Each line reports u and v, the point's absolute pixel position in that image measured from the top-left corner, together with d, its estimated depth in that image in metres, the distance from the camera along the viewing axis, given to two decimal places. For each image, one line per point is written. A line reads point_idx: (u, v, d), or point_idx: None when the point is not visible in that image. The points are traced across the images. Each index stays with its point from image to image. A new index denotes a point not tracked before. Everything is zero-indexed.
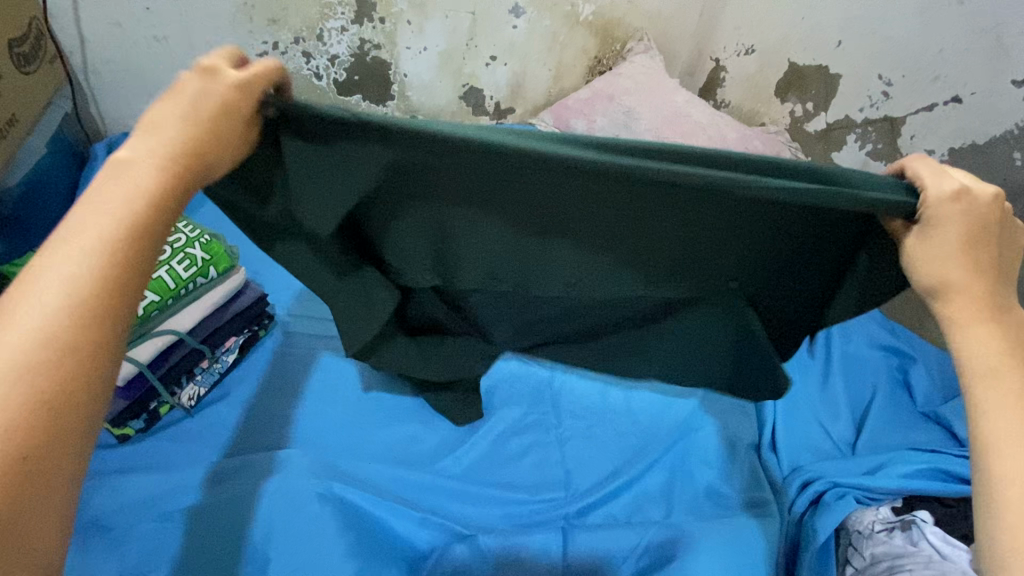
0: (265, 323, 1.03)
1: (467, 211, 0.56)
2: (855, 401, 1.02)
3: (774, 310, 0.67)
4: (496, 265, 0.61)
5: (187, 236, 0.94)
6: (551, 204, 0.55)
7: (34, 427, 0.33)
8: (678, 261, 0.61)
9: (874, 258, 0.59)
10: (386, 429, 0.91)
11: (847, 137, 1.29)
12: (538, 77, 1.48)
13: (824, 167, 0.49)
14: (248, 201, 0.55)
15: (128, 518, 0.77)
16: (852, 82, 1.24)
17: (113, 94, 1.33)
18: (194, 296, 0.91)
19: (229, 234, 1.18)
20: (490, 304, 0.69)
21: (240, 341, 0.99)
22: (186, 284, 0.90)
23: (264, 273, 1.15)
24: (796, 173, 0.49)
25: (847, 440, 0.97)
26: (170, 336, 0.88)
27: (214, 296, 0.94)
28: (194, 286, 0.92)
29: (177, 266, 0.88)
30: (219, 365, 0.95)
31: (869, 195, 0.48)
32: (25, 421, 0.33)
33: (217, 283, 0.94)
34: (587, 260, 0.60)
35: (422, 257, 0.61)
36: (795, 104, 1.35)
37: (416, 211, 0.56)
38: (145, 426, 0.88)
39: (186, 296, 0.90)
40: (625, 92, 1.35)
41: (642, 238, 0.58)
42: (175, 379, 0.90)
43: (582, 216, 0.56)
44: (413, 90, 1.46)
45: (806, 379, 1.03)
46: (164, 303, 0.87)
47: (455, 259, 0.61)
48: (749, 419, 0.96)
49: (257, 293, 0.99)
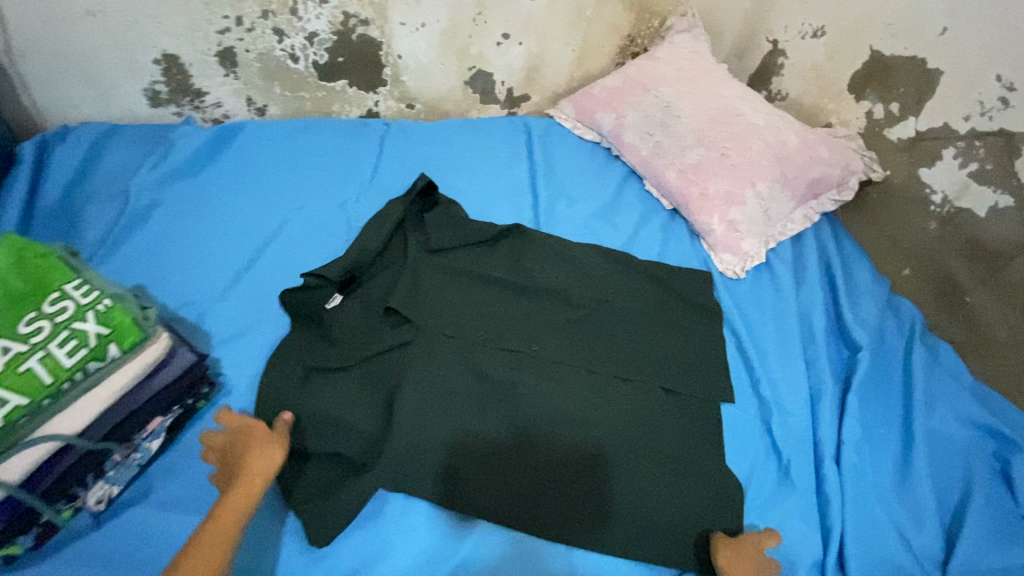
0: (204, 393, 0.73)
1: (535, 315, 0.91)
2: (942, 497, 0.82)
3: (627, 480, 0.77)
4: (523, 386, 0.83)
5: (82, 301, 0.62)
6: (566, 309, 0.92)
7: None
8: (569, 363, 0.86)
9: (674, 339, 0.92)
10: (388, 561, 0.72)
11: (944, 150, 1.02)
12: (558, 59, 1.28)
13: (593, 276, 0.97)
14: (382, 280, 0.91)
15: None
16: (958, 80, 0.99)
17: (44, 80, 1.08)
18: (81, 396, 0.61)
19: (169, 236, 0.95)
20: (360, 419, 0.78)
21: (168, 421, 0.70)
22: (70, 377, 0.60)
23: (252, 277, 0.92)
24: (592, 277, 0.97)
25: (934, 557, 0.77)
26: (53, 447, 0.58)
27: (105, 389, 0.62)
28: (81, 379, 0.61)
29: (56, 349, 0.59)
30: (140, 457, 0.68)
31: (624, 299, 0.95)
32: None
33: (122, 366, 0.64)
34: (520, 372, 0.84)
35: (462, 376, 0.82)
36: (874, 102, 1.13)
37: (504, 310, 0.91)
38: (37, 543, 0.62)
39: (75, 390, 0.60)
40: (662, 82, 1.20)
41: (501, 274, 0.94)
42: (76, 480, 0.62)
43: (546, 329, 0.90)
44: (408, 75, 1.22)
45: (878, 469, 0.84)
46: (38, 406, 0.58)
47: (398, 362, 0.82)
48: (811, 527, 0.78)
49: (188, 360, 0.70)
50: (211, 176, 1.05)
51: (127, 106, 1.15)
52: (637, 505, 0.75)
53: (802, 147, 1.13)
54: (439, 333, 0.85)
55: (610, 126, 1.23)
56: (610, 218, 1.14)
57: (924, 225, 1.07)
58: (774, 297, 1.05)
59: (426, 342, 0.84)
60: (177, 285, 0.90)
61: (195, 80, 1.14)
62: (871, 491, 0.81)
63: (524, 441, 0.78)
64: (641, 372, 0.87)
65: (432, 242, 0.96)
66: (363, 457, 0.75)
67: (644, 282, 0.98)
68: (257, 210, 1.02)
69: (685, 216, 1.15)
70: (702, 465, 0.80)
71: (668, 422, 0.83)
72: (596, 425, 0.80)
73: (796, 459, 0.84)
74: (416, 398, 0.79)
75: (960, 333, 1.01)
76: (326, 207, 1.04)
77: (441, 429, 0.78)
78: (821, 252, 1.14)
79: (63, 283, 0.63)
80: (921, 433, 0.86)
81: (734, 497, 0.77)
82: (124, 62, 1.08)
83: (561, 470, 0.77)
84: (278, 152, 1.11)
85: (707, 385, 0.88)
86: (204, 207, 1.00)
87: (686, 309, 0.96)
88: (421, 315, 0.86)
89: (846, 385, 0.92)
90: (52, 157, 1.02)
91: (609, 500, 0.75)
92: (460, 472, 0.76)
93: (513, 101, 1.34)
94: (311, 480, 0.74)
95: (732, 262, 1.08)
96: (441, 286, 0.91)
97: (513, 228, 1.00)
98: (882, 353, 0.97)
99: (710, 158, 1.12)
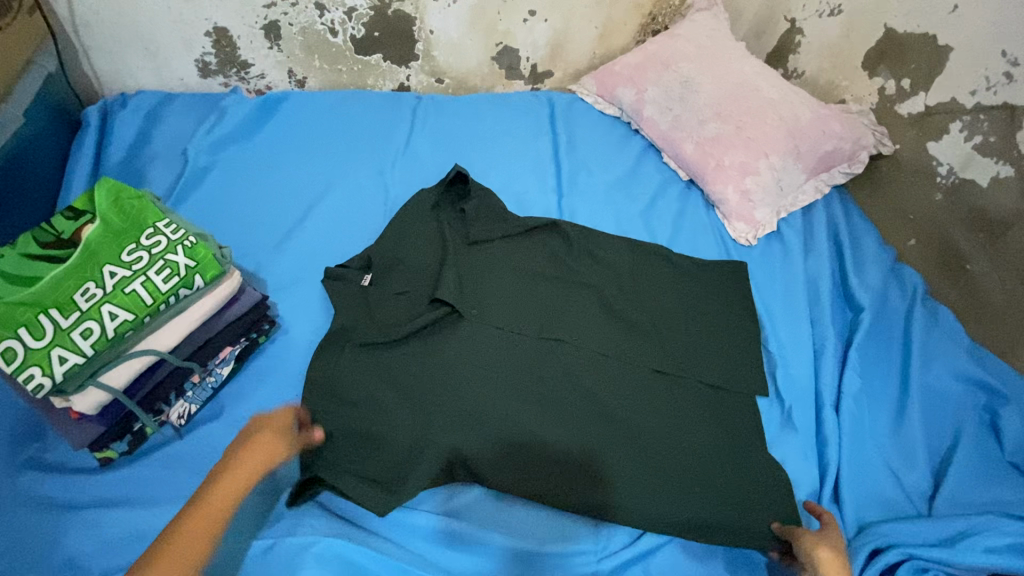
0: (265, 329, 0.81)
1: (564, 307, 0.95)
2: (933, 443, 0.89)
3: (627, 465, 0.79)
4: (542, 374, 0.87)
5: (172, 237, 0.72)
6: (594, 304, 0.97)
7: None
8: (587, 352, 0.90)
9: (699, 330, 0.96)
10: None
11: (951, 124, 1.07)
12: (582, 37, 1.34)
13: (625, 272, 1.01)
14: (416, 256, 0.97)
15: (100, 564, 0.64)
16: (966, 55, 1.03)
17: (104, 50, 1.16)
18: (173, 317, 0.71)
19: (226, 196, 1.04)
20: (397, 397, 0.81)
21: (236, 351, 0.79)
22: (165, 300, 0.69)
23: (299, 233, 1.01)
24: (623, 273, 1.02)
25: (922, 493, 0.84)
26: (149, 358, 0.68)
27: (191, 313, 0.72)
28: (173, 303, 0.70)
29: (154, 276, 0.68)
30: (213, 380, 0.77)
31: (653, 294, 0.99)
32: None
33: (205, 294, 0.73)
34: (539, 361, 0.88)
35: (486, 359, 0.86)
36: (887, 78, 1.18)
37: (535, 300, 0.95)
38: (130, 448, 0.71)
39: (168, 312, 0.70)
40: (682, 58, 1.26)
41: (534, 266, 1.00)
42: (163, 395, 0.72)
43: (574, 322, 0.93)
44: (439, 50, 1.29)
45: (875, 416, 0.91)
46: (140, 322, 0.68)
47: (439, 343, 0.86)
48: (811, 465, 0.85)
49: (254, 298, 0.79)
50: (259, 143, 1.13)
51: (179, 76, 1.23)
52: (635, 486, 0.78)
53: (816, 120, 1.18)
54: (479, 321, 0.90)
55: (631, 100, 1.29)
56: (629, 187, 1.21)
57: (930, 196, 1.12)
58: (783, 263, 1.11)
59: (467, 328, 0.89)
60: (232, 239, 0.98)
61: (242, 52, 1.21)
62: (865, 435, 0.89)
63: (549, 429, 0.81)
64: (663, 364, 0.90)
65: (471, 229, 1.01)
66: (388, 432, 0.78)
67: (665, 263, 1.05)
68: (302, 174, 1.10)
69: (701, 187, 1.21)
70: (711, 435, 0.84)
71: (679, 409, 0.86)
72: (607, 415, 0.84)
73: (799, 406, 0.91)
74: (438, 380, 0.83)
75: (959, 297, 1.07)
76: (364, 173, 1.12)
77: (460, 408, 0.81)
78: (830, 222, 1.19)
79: (156, 221, 0.72)
80: (917, 387, 0.93)
81: (740, 443, 0.84)
82: (178, 34, 1.16)
83: (566, 454, 0.80)
84: (320, 123, 1.18)
85: (721, 347, 0.94)
86: (254, 170, 1.08)
87: (702, 277, 1.03)
88: (465, 304, 0.91)
89: (848, 342, 0.99)
90: (114, 121, 1.10)
91: (607, 483, 0.78)
92: (474, 451, 0.79)
93: (536, 77, 1.40)
94: (334, 451, 0.77)
95: (745, 230, 1.14)
96: (484, 278, 0.96)
97: (549, 225, 1.05)
98: (883, 316, 1.03)
99: (726, 131, 1.18)
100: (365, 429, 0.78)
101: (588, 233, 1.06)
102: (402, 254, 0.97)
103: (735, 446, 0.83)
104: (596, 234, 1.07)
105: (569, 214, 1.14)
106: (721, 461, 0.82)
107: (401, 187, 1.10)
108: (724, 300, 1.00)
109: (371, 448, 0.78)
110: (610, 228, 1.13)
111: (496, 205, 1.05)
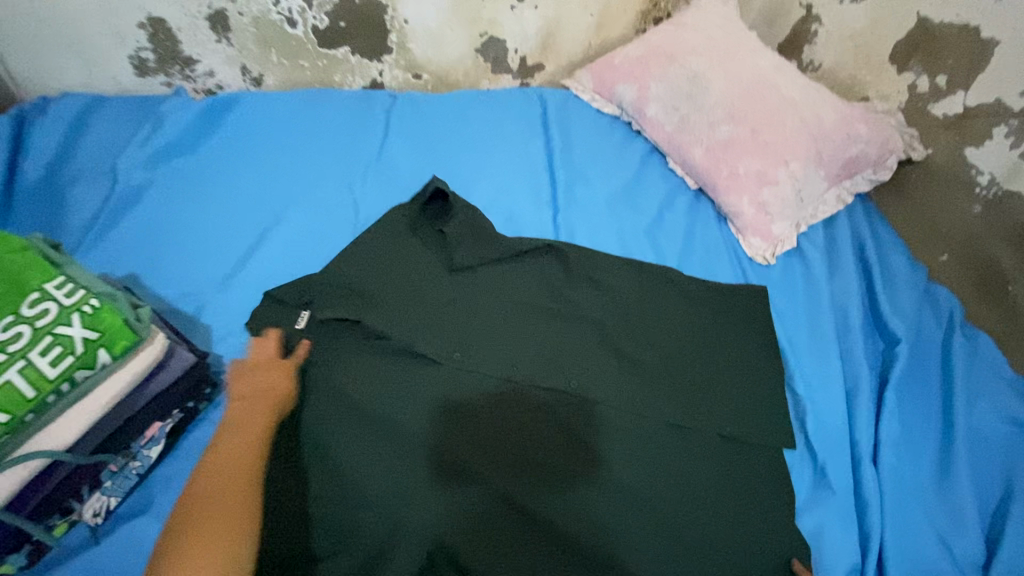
0: (205, 393, 0.72)
1: (562, 344, 0.83)
2: (981, 498, 0.78)
3: (634, 541, 0.69)
4: (536, 430, 0.75)
5: (65, 302, 0.60)
6: (597, 339, 0.84)
7: (240, 477, 0.65)
8: (589, 401, 0.78)
9: (724, 372, 0.84)
10: None
11: (994, 128, 0.95)
12: (577, 25, 1.19)
13: (632, 299, 0.89)
14: (388, 290, 0.83)
15: None
16: (1016, 51, 0.90)
17: (19, 47, 0.99)
18: (69, 407, 0.59)
19: (165, 221, 0.89)
20: (370, 472, 0.69)
21: (167, 427, 0.69)
22: (55, 389, 0.58)
23: (251, 265, 0.86)
24: (631, 301, 0.89)
25: (973, 561, 0.73)
26: (40, 461, 0.57)
27: (95, 398, 0.61)
28: (67, 391, 0.59)
29: (39, 358, 0.57)
30: (138, 465, 0.66)
31: (665, 327, 0.87)
32: (242, 480, 0.65)
33: (112, 373, 0.62)
34: (533, 414, 0.76)
35: (472, 414, 0.75)
36: (919, 74, 1.05)
37: (528, 337, 0.82)
38: (31, 560, 0.60)
39: (61, 401, 0.58)
40: (689, 51, 1.12)
41: (526, 296, 0.86)
42: (71, 493, 0.61)
43: (574, 362, 0.81)
44: (416, 42, 1.13)
45: (916, 468, 0.80)
46: (20, 421, 0.56)
47: (414, 399, 0.75)
48: (848, 530, 0.75)
49: (187, 361, 0.69)
50: (205, 154, 0.97)
51: (111, 75, 1.06)
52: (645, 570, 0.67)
53: (841, 122, 1.05)
54: (461, 368, 0.77)
55: (632, 98, 1.14)
56: (631, 199, 1.07)
57: (967, 208, 1.00)
58: (806, 285, 0.99)
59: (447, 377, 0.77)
60: (172, 274, 0.84)
61: (185, 47, 1.05)
62: (906, 491, 0.78)
63: (543, 499, 0.70)
64: (678, 411, 0.78)
65: (453, 254, 0.87)
66: (358, 515, 0.67)
67: (677, 289, 0.92)
68: (255, 192, 0.94)
69: (711, 197, 1.08)
70: (738, 504, 0.73)
71: (696, 468, 0.74)
72: (612, 479, 0.72)
73: (831, 460, 0.80)
74: (415, 445, 0.72)
75: (999, 323, 0.94)
76: (329, 189, 0.97)
77: (441, 479, 0.70)
78: (854, 236, 1.07)
79: (43, 282, 0.60)
80: (962, 431, 0.82)
81: (770, 512, 0.73)
82: (106, 26, 0.99)
83: (565, 529, 0.69)
84: (277, 129, 1.03)
85: (747, 393, 0.82)
86: (200, 187, 0.93)
87: (719, 304, 0.91)
88: (446, 347, 0.78)
89: (883, 380, 0.88)
90: (32, 132, 0.95)
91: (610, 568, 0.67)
92: (456, 532, 0.67)
93: (526, 71, 1.25)
94: (293, 545, 0.65)
95: (761, 247, 1.01)
96: (471, 314, 0.83)
97: (545, 246, 0.91)
98: (920, 347, 0.92)
99: (740, 135, 1.05)
100: (328, 512, 0.67)
101: (588, 253, 0.93)
102: (373, 290, 0.82)
103: (765, 518, 0.72)
104: (599, 255, 0.93)
105: (566, 231, 1.01)
106: (748, 540, 0.70)
107: (373, 206, 0.96)
108: (743, 332, 0.88)
109: (337, 537, 0.66)
110: (612, 248, 1.00)
111: (480, 225, 0.90)
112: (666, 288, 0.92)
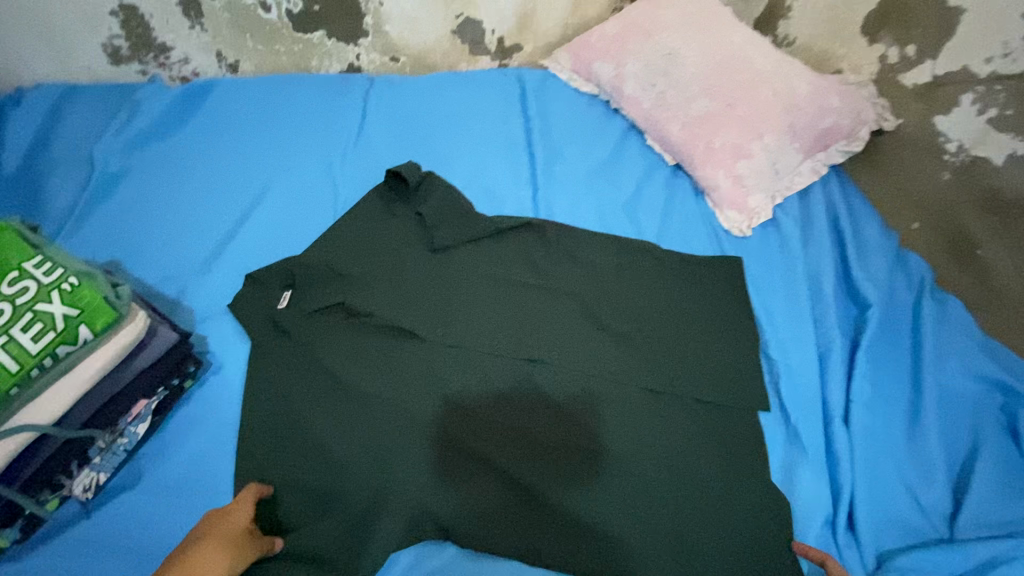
0: (190, 371, 0.74)
1: (541, 317, 0.84)
2: (950, 453, 0.81)
3: (613, 501, 0.71)
4: (517, 400, 0.77)
5: (44, 281, 0.64)
6: (577, 312, 0.86)
7: None
8: (568, 371, 0.80)
9: (697, 338, 0.86)
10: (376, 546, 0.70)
11: (961, 95, 0.98)
12: (553, 3, 1.19)
13: (610, 273, 0.90)
14: (368, 269, 0.85)
15: None
16: (980, 19, 0.94)
17: None
18: (51, 384, 0.61)
19: (143, 207, 0.89)
20: (354, 445, 0.71)
21: (153, 404, 0.71)
22: (38, 363, 0.61)
23: (230, 248, 0.87)
24: (609, 274, 0.90)
25: (941, 512, 0.77)
26: (29, 436, 0.60)
27: (75, 375, 0.62)
28: (50, 366, 0.62)
29: (20, 333, 0.60)
30: (126, 442, 0.69)
31: (643, 298, 0.88)
32: None
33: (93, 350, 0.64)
34: (514, 385, 0.78)
35: (454, 387, 0.77)
36: (890, 44, 1.07)
37: (510, 312, 0.84)
38: (24, 534, 0.64)
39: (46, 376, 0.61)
40: (664, 28, 1.13)
41: (506, 273, 0.88)
42: (61, 468, 0.64)
43: (553, 334, 0.83)
44: (391, 23, 1.13)
45: (887, 426, 0.83)
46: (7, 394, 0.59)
47: (398, 374, 0.77)
48: (821, 485, 0.78)
49: (169, 340, 0.71)
50: (180, 140, 0.97)
51: (84, 64, 1.06)
52: (623, 528, 0.70)
53: (813, 94, 1.07)
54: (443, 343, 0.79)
55: (609, 75, 1.16)
56: (609, 175, 1.09)
57: (938, 175, 1.01)
58: (781, 253, 1.01)
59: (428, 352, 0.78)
60: (152, 258, 0.85)
61: (158, 34, 1.05)
62: (877, 447, 0.81)
63: (523, 465, 0.72)
64: (655, 377, 0.81)
65: (433, 232, 0.88)
66: (344, 485, 0.69)
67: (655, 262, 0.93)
68: (232, 176, 0.95)
69: (688, 171, 1.09)
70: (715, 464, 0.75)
71: (673, 431, 0.77)
72: (590, 444, 0.75)
73: (805, 421, 0.83)
74: (400, 418, 0.74)
75: (971, 287, 0.95)
76: (307, 172, 0.97)
77: (426, 449, 0.72)
78: (829, 206, 1.09)
79: (24, 263, 0.65)
80: (931, 387, 0.85)
81: (746, 469, 0.75)
82: (78, 13, 0.99)
83: (546, 491, 0.71)
84: (252, 114, 1.03)
85: (722, 357, 0.85)
86: (176, 173, 0.94)
87: (693, 274, 0.93)
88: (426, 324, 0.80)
89: (855, 342, 0.90)
90: (9, 122, 0.95)
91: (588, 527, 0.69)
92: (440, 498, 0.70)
93: (504, 53, 1.26)
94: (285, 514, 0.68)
95: (737, 219, 1.03)
96: (453, 291, 0.84)
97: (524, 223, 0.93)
98: (892, 311, 0.94)
99: (715, 109, 1.06)
100: (315, 483, 0.69)
101: (566, 229, 0.94)
102: (352, 269, 0.84)
103: (741, 473, 0.75)
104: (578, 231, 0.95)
105: (546, 208, 1.02)
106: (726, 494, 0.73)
107: (351, 187, 0.97)
108: (718, 300, 0.90)
109: (325, 506, 0.69)
110: (590, 223, 1.01)
111: (457, 203, 0.91)
112: (643, 261, 0.93)
